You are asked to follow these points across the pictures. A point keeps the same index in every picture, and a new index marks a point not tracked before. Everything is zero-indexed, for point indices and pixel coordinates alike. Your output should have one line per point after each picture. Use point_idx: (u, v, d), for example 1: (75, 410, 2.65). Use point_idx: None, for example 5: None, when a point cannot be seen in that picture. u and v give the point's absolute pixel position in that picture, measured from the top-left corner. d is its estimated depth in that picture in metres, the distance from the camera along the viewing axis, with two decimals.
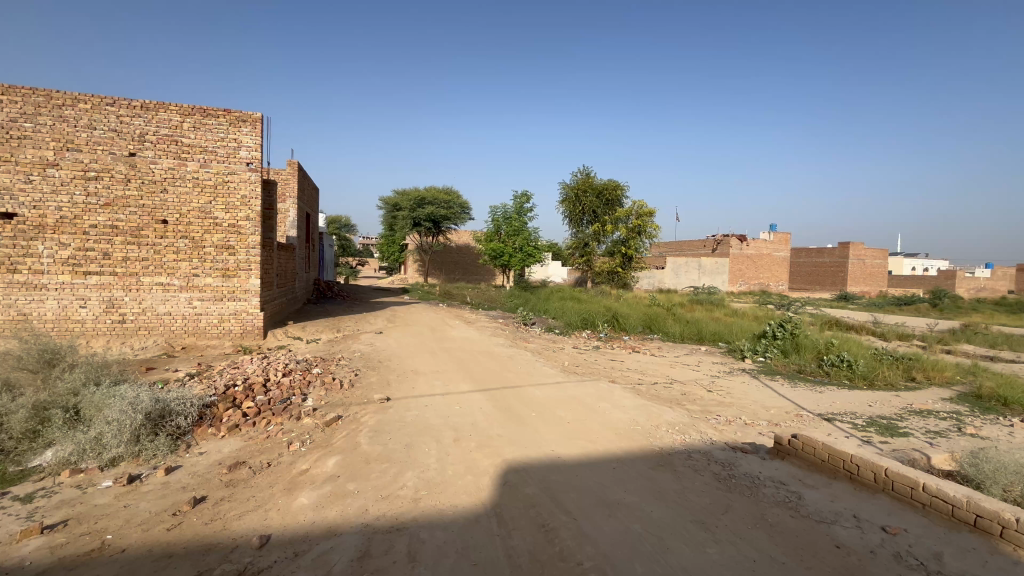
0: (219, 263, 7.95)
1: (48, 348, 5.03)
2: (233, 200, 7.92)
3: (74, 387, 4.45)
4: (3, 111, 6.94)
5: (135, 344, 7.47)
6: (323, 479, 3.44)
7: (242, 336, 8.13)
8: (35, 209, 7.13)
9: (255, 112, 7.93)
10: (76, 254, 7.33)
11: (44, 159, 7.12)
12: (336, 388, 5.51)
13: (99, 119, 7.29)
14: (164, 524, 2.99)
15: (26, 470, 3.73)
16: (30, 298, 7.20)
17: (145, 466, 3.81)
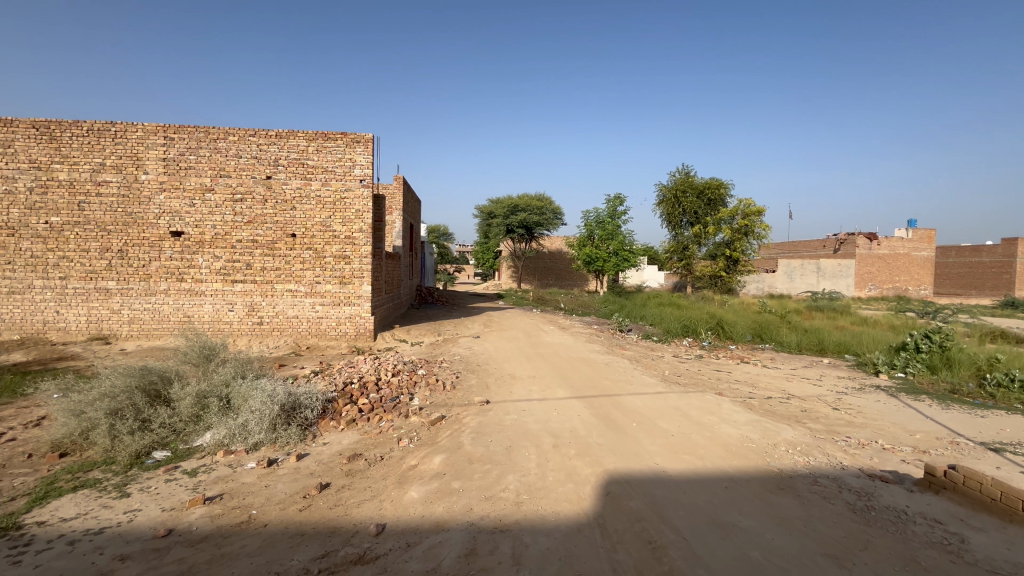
0: (337, 271, 8.78)
1: (206, 345, 5.92)
2: (349, 214, 8.72)
3: (226, 379, 5.18)
4: (175, 147, 8.33)
5: (270, 343, 8.52)
6: (430, 476, 3.62)
7: (356, 338, 8.90)
8: (197, 228, 8.46)
9: (368, 133, 8.65)
10: (226, 265, 8.56)
11: (204, 185, 8.42)
12: (439, 389, 5.80)
13: (243, 148, 8.45)
14: (297, 505, 3.35)
15: (192, 449, 4.41)
16: (193, 302, 8.54)
17: (281, 451, 4.31)
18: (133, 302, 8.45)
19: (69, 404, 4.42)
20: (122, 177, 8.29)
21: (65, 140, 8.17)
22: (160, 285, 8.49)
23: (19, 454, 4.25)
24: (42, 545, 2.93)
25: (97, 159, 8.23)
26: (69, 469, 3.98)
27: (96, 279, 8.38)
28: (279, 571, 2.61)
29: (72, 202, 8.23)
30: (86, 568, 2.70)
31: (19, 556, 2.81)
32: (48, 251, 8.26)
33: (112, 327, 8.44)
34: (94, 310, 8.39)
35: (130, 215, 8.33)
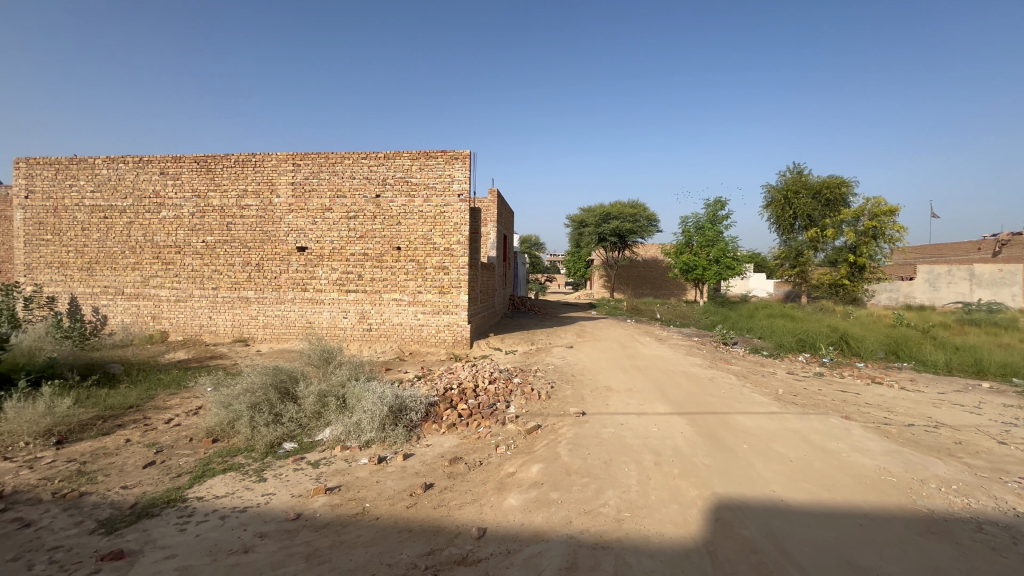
0: (437, 281, 9.27)
1: (326, 349, 6.56)
2: (448, 227, 9.18)
3: (343, 380, 5.69)
4: (301, 172, 9.41)
5: (377, 348, 9.20)
6: (528, 484, 3.64)
7: (453, 345, 9.30)
8: (318, 243, 9.45)
9: (466, 149, 9.06)
10: (341, 276, 9.43)
11: (324, 205, 9.39)
12: (535, 398, 5.84)
13: (357, 170, 9.30)
14: (404, 502, 3.56)
15: (315, 442, 4.89)
16: (314, 310, 9.51)
17: (389, 450, 4.62)
18: (266, 309, 9.64)
19: (220, 397, 5.16)
20: (260, 201, 9.54)
21: (218, 172, 9.61)
22: (288, 295, 9.59)
23: (183, 437, 5.03)
24: (202, 517, 3.43)
25: (241, 186, 9.57)
26: (219, 453, 4.62)
27: (239, 289, 9.70)
28: (390, 563, 2.79)
29: (222, 224, 9.64)
30: (233, 540, 3.11)
31: (184, 524, 3.32)
32: (204, 266, 9.73)
33: (250, 331, 9.70)
34: (237, 316, 9.71)
35: (265, 234, 9.55)
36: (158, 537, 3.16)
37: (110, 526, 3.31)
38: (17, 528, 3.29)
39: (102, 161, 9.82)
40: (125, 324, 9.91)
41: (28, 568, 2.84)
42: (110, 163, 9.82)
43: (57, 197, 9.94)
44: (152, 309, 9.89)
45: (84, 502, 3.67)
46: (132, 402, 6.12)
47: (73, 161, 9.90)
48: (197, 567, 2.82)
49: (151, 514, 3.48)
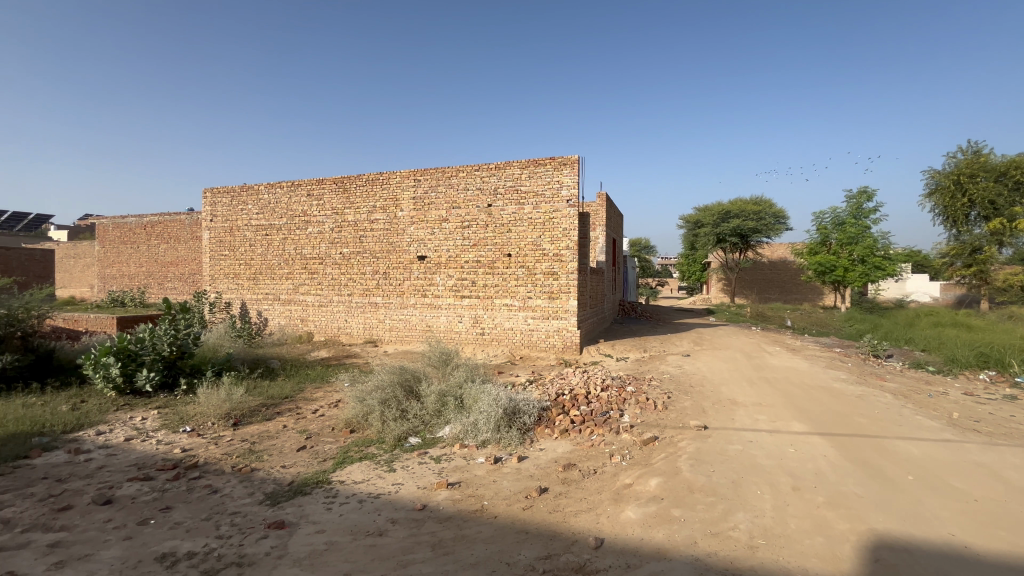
0: (547, 287, 9.35)
1: (444, 351, 6.97)
2: (557, 233, 9.23)
3: (460, 381, 6.00)
4: (421, 187, 10.17)
5: (490, 351, 9.55)
6: (647, 498, 3.49)
7: (563, 350, 9.30)
8: (436, 252, 10.11)
9: (575, 154, 9.05)
10: (457, 283, 9.98)
11: (441, 217, 10.03)
12: (650, 409, 5.59)
13: (470, 182, 9.80)
14: (520, 504, 3.63)
15: (436, 438, 5.21)
16: (433, 314, 10.19)
17: (504, 451, 4.75)
18: (392, 313, 10.55)
19: (357, 392, 5.76)
20: (386, 215, 10.50)
21: (352, 191, 10.79)
22: (410, 300, 10.40)
23: (327, 426, 5.70)
24: (343, 499, 3.84)
25: (371, 203, 10.62)
26: (356, 442, 5.14)
27: (369, 295, 10.75)
28: (509, 562, 2.85)
29: (356, 237, 10.78)
30: (370, 523, 3.43)
31: (330, 504, 3.75)
32: (342, 275, 10.97)
33: (378, 333, 10.69)
34: (367, 319, 10.77)
35: (391, 245, 10.48)
36: (311, 514, 3.61)
37: (273, 499, 3.86)
38: (208, 493, 4.00)
39: (265, 187, 11.59)
40: (281, 326, 11.55)
41: (217, 527, 3.42)
42: (270, 189, 11.56)
43: (233, 220, 11.94)
44: (301, 313, 11.39)
45: (254, 476, 4.33)
46: (288, 393, 7.10)
47: (244, 189, 11.83)
48: (342, 544, 3.16)
49: (304, 492, 3.99)
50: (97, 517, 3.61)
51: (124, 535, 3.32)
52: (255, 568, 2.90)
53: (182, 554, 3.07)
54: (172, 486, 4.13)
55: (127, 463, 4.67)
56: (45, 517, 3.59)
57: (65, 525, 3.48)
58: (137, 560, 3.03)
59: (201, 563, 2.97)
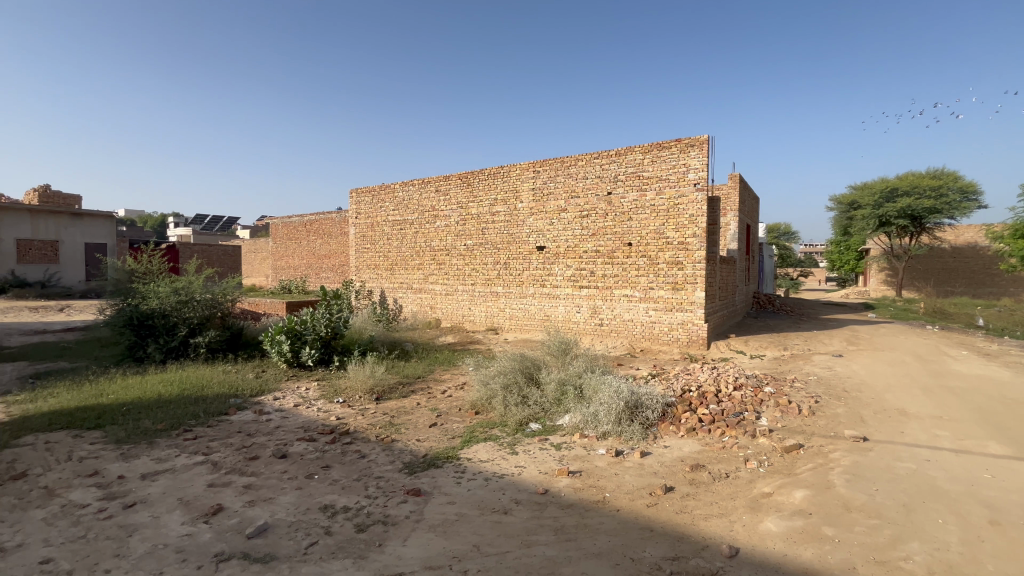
0: (671, 277, 8.86)
1: (563, 341, 7.01)
2: (683, 220, 8.67)
3: (580, 371, 6.00)
4: (540, 178, 10.30)
5: (609, 343, 9.36)
6: (791, 512, 3.15)
7: (688, 344, 8.74)
8: (555, 242, 10.18)
9: (704, 134, 8.38)
10: (575, 273, 9.94)
11: (560, 207, 10.05)
12: (793, 413, 5.01)
13: (590, 170, 9.65)
14: (644, 500, 3.52)
15: (556, 425, 5.27)
16: (551, 304, 10.30)
17: (626, 445, 4.63)
18: (513, 302, 10.89)
19: (482, 376, 6.07)
20: (507, 207, 10.83)
21: (476, 185, 11.32)
22: (529, 290, 10.63)
23: (455, 406, 6.11)
24: (471, 475, 4.09)
25: (493, 196, 11.04)
26: (481, 423, 5.43)
27: (491, 285, 11.23)
28: (634, 557, 2.79)
29: (479, 229, 11.30)
30: (495, 501, 3.61)
31: (460, 478, 4.02)
32: (466, 265, 11.60)
33: (500, 321, 11.13)
34: (489, 308, 11.27)
35: (511, 236, 10.79)
36: (443, 485, 3.91)
37: (410, 468, 4.26)
38: (358, 457, 4.55)
39: (400, 185, 12.70)
40: (413, 312, 12.62)
41: (366, 487, 3.88)
42: (404, 187, 12.64)
43: (374, 216, 13.30)
44: (431, 301, 12.32)
45: (394, 447, 4.82)
46: (420, 374, 7.75)
47: (383, 188, 13.10)
48: (471, 516, 3.37)
49: (436, 465, 4.34)
50: (276, 468, 4.32)
51: (296, 485, 3.94)
52: (397, 528, 3.23)
53: (340, 507, 3.55)
54: (330, 448, 4.79)
55: (297, 426, 5.51)
56: (241, 464, 4.40)
57: (255, 471, 4.25)
58: (306, 507, 3.57)
59: (355, 517, 3.39)
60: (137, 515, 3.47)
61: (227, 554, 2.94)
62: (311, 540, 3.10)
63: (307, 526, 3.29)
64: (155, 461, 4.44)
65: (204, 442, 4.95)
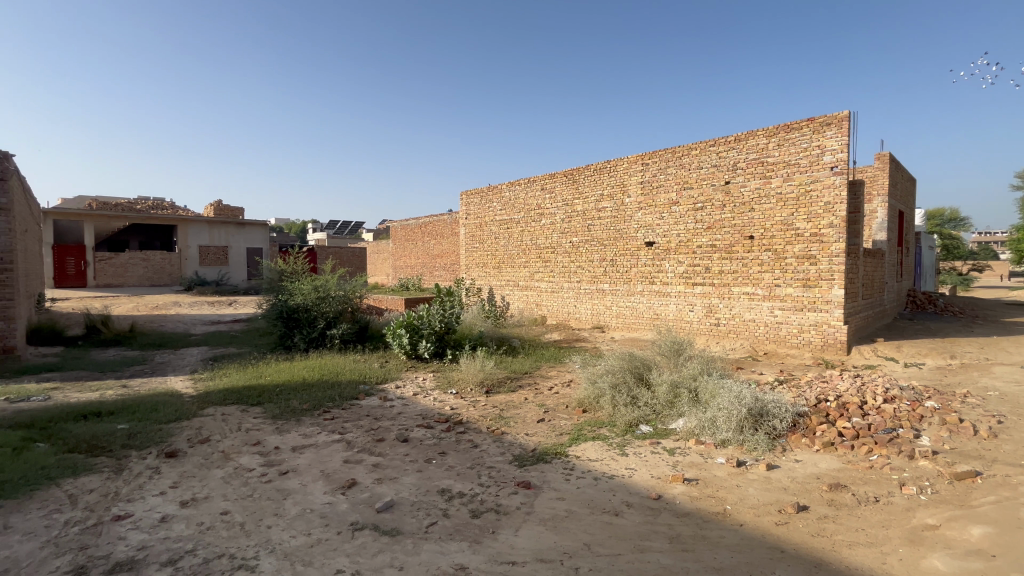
0: (801, 273, 7.94)
1: (676, 340, 6.65)
2: (816, 209, 7.73)
3: (694, 373, 5.65)
4: (649, 170, 9.89)
5: (726, 345, 8.66)
6: (966, 551, 2.64)
7: (823, 349, 7.77)
8: (665, 237, 9.70)
9: (844, 110, 7.37)
10: (688, 269, 9.37)
11: (671, 200, 9.56)
12: (966, 434, 4.21)
13: (704, 159, 9.03)
14: (772, 517, 3.21)
15: (669, 429, 5.02)
16: (661, 302, 9.83)
17: (749, 455, 4.26)
18: (620, 300, 10.61)
19: (589, 374, 6.01)
20: (614, 202, 10.58)
21: (581, 182, 11.23)
22: (638, 287, 10.27)
23: (562, 403, 6.12)
24: (580, 473, 4.07)
25: (599, 191, 10.85)
26: (589, 422, 5.37)
27: (597, 282, 11.05)
28: None
29: (585, 226, 11.20)
30: (606, 502, 3.54)
31: (569, 475, 4.02)
32: (572, 263, 11.56)
33: (606, 319, 10.91)
34: (596, 305, 11.10)
35: (618, 232, 10.52)
36: (552, 480, 3.95)
37: (520, 461, 4.37)
38: (471, 446, 4.78)
39: (506, 186, 13.06)
40: (519, 309, 12.90)
41: (479, 476, 4.07)
42: (510, 187, 12.98)
43: (482, 217, 13.85)
44: (537, 298, 12.49)
45: (504, 439, 4.99)
46: (527, 369, 7.91)
47: (490, 189, 13.58)
48: (581, 514, 3.36)
49: (545, 460, 4.39)
50: (400, 450, 4.71)
51: (417, 468, 4.25)
52: (509, 518, 3.33)
53: (456, 492, 3.75)
54: (446, 436, 5.09)
55: (416, 413, 5.95)
56: (370, 444, 4.87)
57: (382, 451, 4.68)
58: (427, 489, 3.83)
59: (470, 503, 3.57)
60: (290, 482, 4.02)
61: (361, 524, 3.27)
62: (431, 520, 3.32)
63: (428, 507, 3.53)
64: (302, 436, 5.11)
65: (340, 422, 5.56)
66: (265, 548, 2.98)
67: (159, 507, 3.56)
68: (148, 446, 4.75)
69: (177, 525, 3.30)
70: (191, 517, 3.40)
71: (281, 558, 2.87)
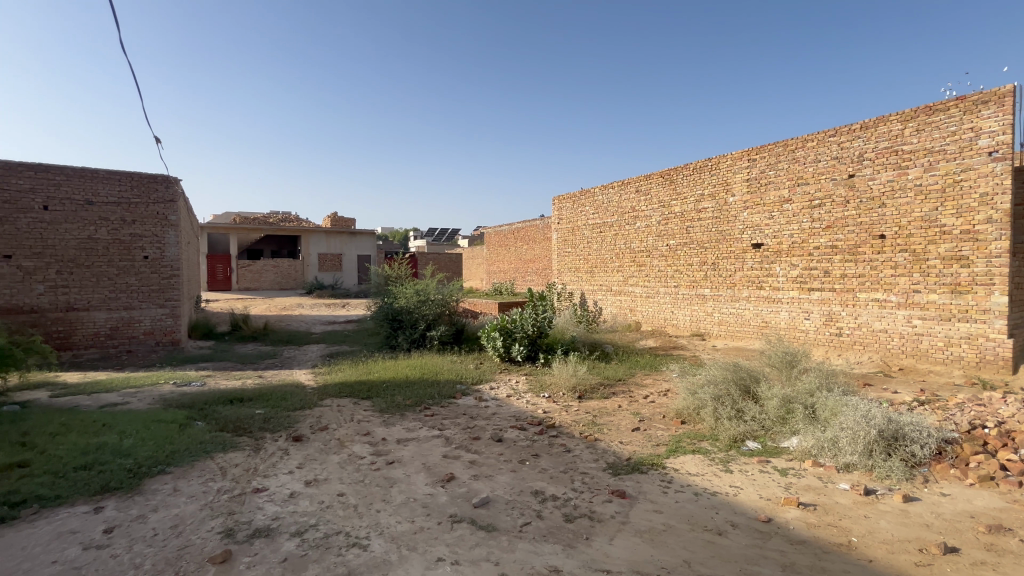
0: (947, 277, 6.84)
1: (788, 351, 6.07)
2: (968, 202, 6.61)
3: (811, 388, 5.12)
4: (757, 167, 9.18)
5: (850, 357, 7.71)
6: None
7: (978, 366, 6.60)
8: (776, 238, 8.93)
9: (1007, 84, 6.24)
10: (803, 273, 8.51)
11: (782, 197, 8.78)
12: None
13: (823, 152, 8.17)
14: (911, 557, 2.80)
15: (781, 447, 4.59)
16: (771, 309, 9.04)
17: (880, 483, 3.76)
18: (722, 306, 9.95)
19: (689, 383, 5.71)
20: (716, 202, 9.97)
21: (679, 182, 10.74)
22: (743, 292, 9.55)
23: (658, 413, 5.88)
24: (679, 487, 3.88)
25: (699, 191, 10.30)
26: (688, 434, 5.09)
27: (697, 287, 10.47)
28: None
29: (683, 228, 10.68)
30: (708, 519, 3.34)
31: (666, 488, 3.85)
32: (668, 267, 11.08)
33: (707, 327, 10.28)
34: (695, 312, 10.52)
35: (721, 233, 9.89)
36: (648, 491, 3.81)
37: (614, 469, 4.28)
38: (564, 451, 4.78)
39: (599, 189, 12.90)
40: (613, 314, 12.62)
41: (572, 480, 4.06)
42: (604, 191, 12.80)
43: (575, 221, 13.81)
44: (631, 303, 12.14)
45: (598, 445, 4.92)
46: (621, 376, 7.72)
47: (583, 193, 13.51)
48: (680, 530, 3.21)
49: (640, 470, 4.25)
50: (495, 450, 4.85)
51: (511, 468, 4.35)
52: (603, 525, 3.29)
53: (549, 495, 3.78)
54: (539, 438, 5.15)
55: (510, 414, 6.09)
56: (467, 441, 5.09)
57: (477, 449, 4.86)
58: (521, 489, 3.91)
59: (563, 507, 3.57)
60: (395, 471, 4.34)
61: (459, 517, 3.43)
62: (525, 520, 3.38)
63: (522, 506, 3.60)
64: (406, 430, 5.48)
65: (439, 419, 5.87)
66: (375, 530, 3.25)
67: (288, 484, 4.04)
68: (279, 430, 5.40)
69: (303, 501, 3.72)
70: (313, 496, 3.81)
71: (389, 541, 3.11)
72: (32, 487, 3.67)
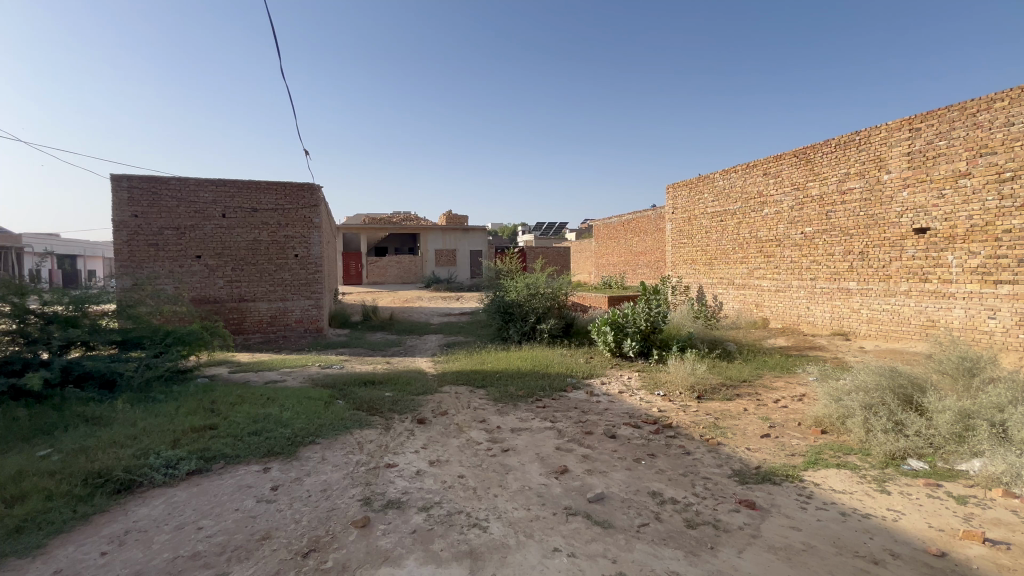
0: None
1: (966, 356, 5.05)
2: None
3: (1000, 403, 4.20)
4: (922, 137, 7.77)
5: None
6: None
7: None
8: (947, 221, 7.50)
9: None
10: (986, 262, 7.02)
11: (958, 171, 7.32)
12: None
13: (1018, 112, 6.61)
14: None
15: (956, 471, 3.85)
16: (940, 306, 7.62)
17: None
18: (873, 302, 8.64)
19: (832, 389, 5.05)
20: (865, 181, 8.67)
21: (818, 161, 9.53)
22: (901, 286, 8.18)
23: (792, 419, 5.29)
24: (820, 504, 3.45)
25: (843, 170, 9.03)
26: (830, 445, 4.51)
27: (839, 280, 9.21)
28: None
29: (822, 213, 9.46)
30: (858, 544, 2.93)
31: (805, 503, 3.46)
32: (803, 257, 9.91)
33: (852, 325, 9.01)
34: (837, 308, 9.28)
35: (871, 217, 8.58)
36: (783, 505, 3.45)
37: (741, 477, 3.95)
38: (683, 453, 4.53)
39: (720, 174, 11.96)
40: (735, 310, 11.66)
41: (693, 485, 3.83)
42: (725, 176, 11.85)
43: (691, 210, 12.99)
44: (757, 298, 11.09)
45: (721, 450, 4.58)
46: (745, 377, 7.08)
47: (701, 179, 12.65)
48: (823, 551, 2.86)
49: (772, 481, 3.86)
50: (608, 446, 4.77)
51: (626, 466, 4.25)
52: (730, 536, 3.05)
53: (668, 497, 3.61)
54: (655, 438, 4.95)
55: (623, 411, 5.94)
56: (579, 435, 5.07)
57: (589, 444, 4.82)
58: (637, 488, 3.79)
59: (683, 512, 3.38)
60: (510, 459, 4.48)
61: (574, 510, 3.43)
62: (643, 521, 3.27)
63: (639, 506, 3.49)
64: (519, 420, 5.63)
65: (551, 411, 5.94)
66: (494, 513, 3.39)
67: (414, 462, 4.38)
68: (406, 412, 5.89)
69: (428, 479, 4.01)
70: (436, 475, 4.10)
71: (507, 525, 3.22)
72: (220, 446, 4.45)
